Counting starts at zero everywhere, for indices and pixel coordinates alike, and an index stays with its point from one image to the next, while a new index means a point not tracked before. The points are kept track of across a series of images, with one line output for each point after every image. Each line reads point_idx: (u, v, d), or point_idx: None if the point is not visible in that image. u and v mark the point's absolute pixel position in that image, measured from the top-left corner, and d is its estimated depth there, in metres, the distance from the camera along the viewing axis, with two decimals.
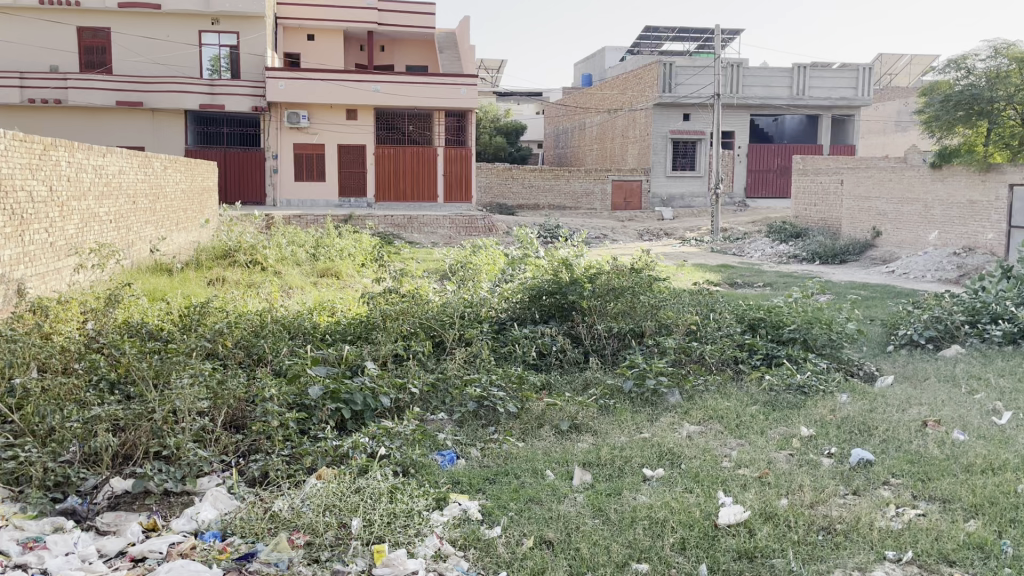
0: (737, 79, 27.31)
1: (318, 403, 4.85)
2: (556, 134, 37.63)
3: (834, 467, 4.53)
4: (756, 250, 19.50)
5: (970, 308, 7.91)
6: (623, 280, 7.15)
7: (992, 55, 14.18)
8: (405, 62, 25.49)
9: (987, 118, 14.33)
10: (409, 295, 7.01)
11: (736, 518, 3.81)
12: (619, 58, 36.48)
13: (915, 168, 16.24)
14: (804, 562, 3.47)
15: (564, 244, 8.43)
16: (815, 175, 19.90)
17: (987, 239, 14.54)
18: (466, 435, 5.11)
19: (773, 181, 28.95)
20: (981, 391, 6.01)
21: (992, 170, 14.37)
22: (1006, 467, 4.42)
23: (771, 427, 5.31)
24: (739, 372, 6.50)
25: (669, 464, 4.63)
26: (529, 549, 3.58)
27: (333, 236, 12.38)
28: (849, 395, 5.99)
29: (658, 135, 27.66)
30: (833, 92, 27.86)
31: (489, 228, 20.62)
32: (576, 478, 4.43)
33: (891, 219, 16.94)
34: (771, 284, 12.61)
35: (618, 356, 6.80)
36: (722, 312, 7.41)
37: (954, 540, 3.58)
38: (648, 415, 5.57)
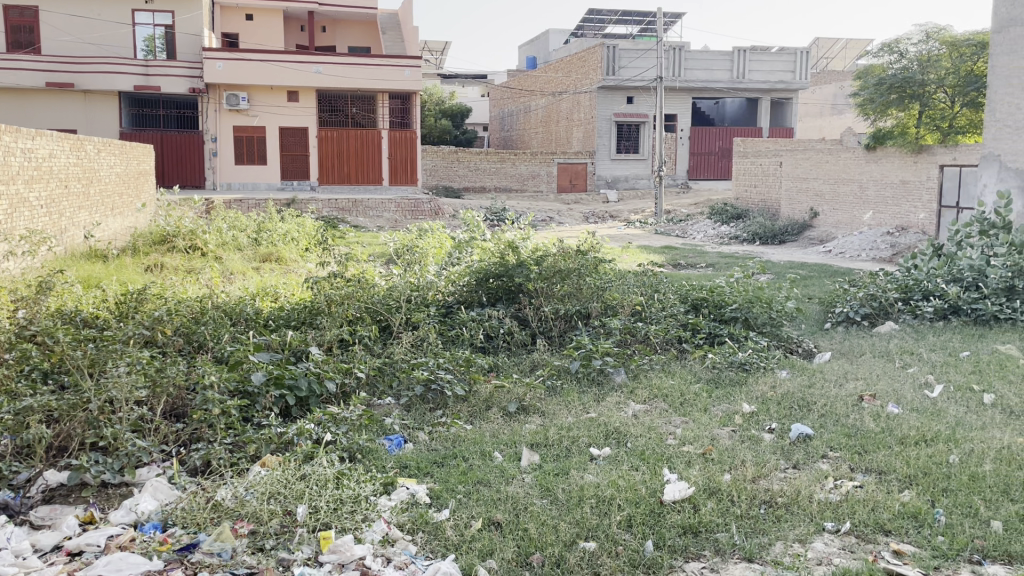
0: (679, 62, 27.70)
1: (261, 389, 4.78)
2: (502, 116, 37.52)
3: (775, 442, 4.65)
4: (698, 231, 19.81)
5: (902, 286, 8.17)
6: (569, 262, 7.20)
7: (923, 39, 15.47)
8: (347, 44, 25.13)
9: (918, 101, 15.48)
10: (354, 280, 6.89)
11: (681, 494, 3.89)
12: (563, 41, 36.47)
13: (850, 150, 16.59)
14: (747, 535, 3.56)
15: (510, 226, 8.37)
16: (755, 157, 20.24)
17: (919, 218, 14.88)
18: (414, 419, 5.12)
19: (714, 163, 29.33)
20: (914, 365, 6.24)
21: (923, 151, 14.65)
22: (937, 438, 4.59)
23: (714, 403, 5.42)
24: (683, 350, 6.63)
25: (616, 443, 4.70)
26: (477, 531, 3.59)
27: (276, 220, 12.17)
28: (788, 370, 6.17)
29: (602, 118, 27.94)
30: (772, 76, 28.39)
31: (435, 211, 20.55)
32: (524, 459, 4.46)
33: (828, 199, 17.35)
34: (713, 265, 12.81)
35: (564, 338, 6.86)
36: (666, 293, 7.51)
37: (890, 510, 3.71)
38: (595, 395, 5.64)
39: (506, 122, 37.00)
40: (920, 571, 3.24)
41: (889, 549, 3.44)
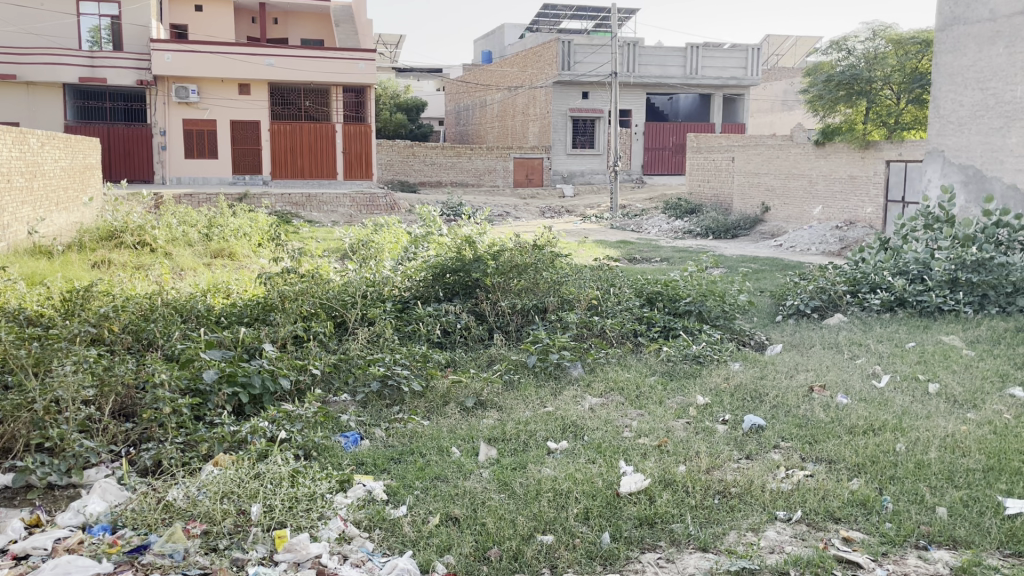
0: (634, 58, 27.77)
1: (214, 387, 4.70)
2: (457, 111, 37.38)
3: (728, 433, 4.73)
4: (653, 226, 19.99)
5: (851, 279, 8.34)
6: (526, 257, 7.20)
7: (870, 37, 15.88)
8: (300, 36, 24.78)
9: (865, 97, 15.89)
10: (308, 275, 6.80)
11: (637, 486, 3.93)
12: (518, 35, 36.46)
13: (800, 145, 16.88)
14: (702, 525, 3.61)
15: (466, 221, 8.34)
16: (709, 153, 20.48)
17: (867, 213, 15.20)
18: (370, 416, 5.09)
19: (669, 158, 29.62)
20: (862, 356, 6.39)
21: (870, 147, 14.92)
22: (885, 427, 4.71)
23: (669, 396, 5.49)
24: (639, 344, 6.70)
25: (573, 437, 4.72)
26: (435, 527, 3.58)
27: (228, 215, 11.96)
28: (741, 362, 6.27)
29: (558, 113, 28.07)
30: (724, 72, 28.78)
31: (390, 206, 20.42)
32: (481, 454, 4.46)
33: (779, 194, 17.65)
34: (668, 259, 12.93)
35: (522, 332, 6.87)
36: (622, 288, 7.58)
37: (840, 498, 3.79)
38: (552, 389, 5.66)
39: (462, 116, 36.87)
40: (869, 558, 3.32)
41: (838, 536, 3.51)
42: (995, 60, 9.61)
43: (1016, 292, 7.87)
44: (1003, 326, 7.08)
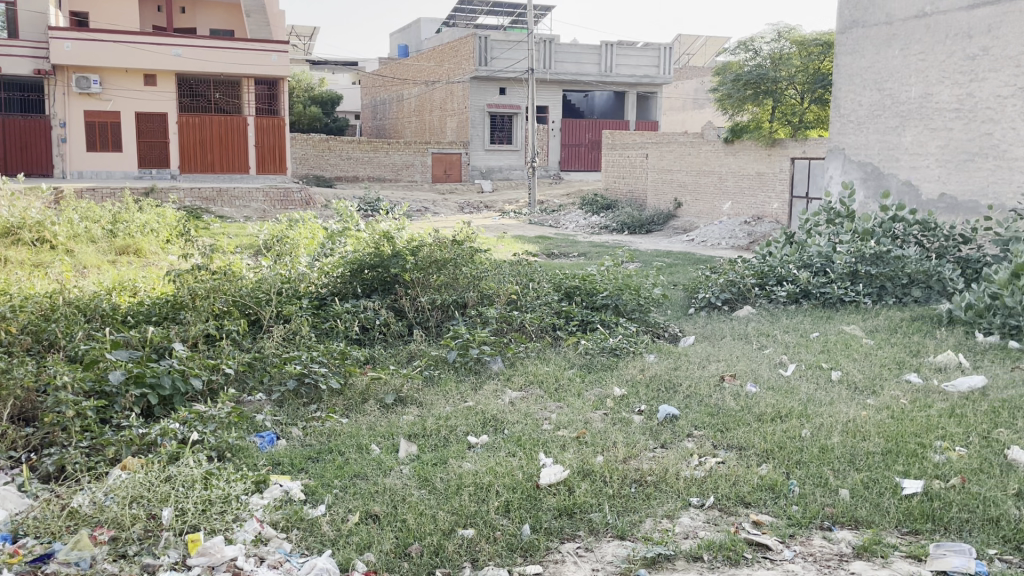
0: (550, 55, 28.10)
1: (121, 389, 4.53)
2: (373, 104, 36.94)
3: (644, 423, 4.85)
4: (571, 222, 20.26)
5: (759, 272, 8.65)
6: (445, 252, 7.18)
7: (775, 38, 16.56)
8: (209, 25, 24.07)
9: (771, 97, 16.49)
10: (220, 271, 6.63)
11: (556, 477, 4.00)
12: (435, 30, 36.31)
13: (710, 143, 17.32)
14: (619, 514, 3.70)
15: (385, 216, 8.23)
16: (623, 149, 20.83)
17: (773, 208, 15.74)
18: (287, 415, 5.01)
19: (585, 154, 30.01)
20: (769, 346, 6.65)
21: (776, 145, 15.43)
22: (791, 414, 4.92)
23: (587, 388, 5.59)
24: (557, 338, 6.79)
25: (493, 431, 4.76)
26: (354, 525, 3.56)
27: (134, 210, 11.52)
28: (655, 354, 6.44)
29: (476, 108, 28.07)
30: (638, 70, 29.37)
31: (305, 201, 20.06)
32: (401, 450, 4.45)
33: (690, 190, 18.12)
34: (585, 254, 13.12)
35: (441, 328, 6.88)
36: (540, 282, 7.65)
37: (749, 483, 3.94)
38: (472, 383, 5.69)
39: (378, 110, 36.45)
40: (777, 540, 3.46)
41: (749, 520, 3.65)
42: (891, 62, 10.08)
43: (911, 283, 8.33)
44: (899, 315, 7.48)
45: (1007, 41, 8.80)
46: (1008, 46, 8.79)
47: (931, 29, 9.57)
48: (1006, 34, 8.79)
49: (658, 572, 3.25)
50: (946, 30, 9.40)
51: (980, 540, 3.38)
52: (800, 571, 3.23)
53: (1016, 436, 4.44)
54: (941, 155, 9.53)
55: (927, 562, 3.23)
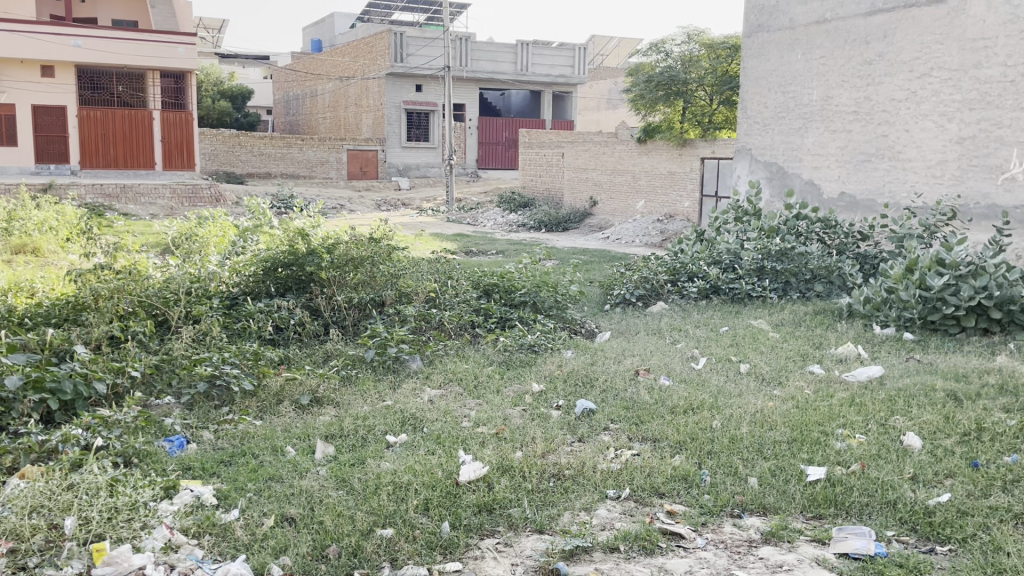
0: (466, 53, 28.14)
1: (18, 395, 4.32)
2: (286, 100, 36.15)
3: (562, 418, 4.92)
4: (489, 220, 20.34)
5: (671, 268, 8.87)
6: (362, 250, 7.08)
7: (685, 40, 16.99)
8: (111, 16, 23.11)
9: (682, 98, 16.93)
10: (124, 271, 6.40)
11: (475, 473, 4.01)
12: (349, 25, 35.82)
13: (624, 142, 17.63)
14: (538, 508, 3.75)
15: (299, 214, 8.05)
16: (539, 148, 21.01)
17: (684, 207, 16.17)
18: (197, 418, 4.87)
19: (502, 153, 30.11)
20: (682, 340, 6.83)
21: (687, 145, 15.84)
22: (702, 406, 5.07)
23: (506, 385, 5.63)
24: (476, 335, 6.81)
25: (412, 430, 4.74)
26: (269, 528, 3.50)
27: (30, 207, 10.97)
28: (573, 350, 6.54)
29: (392, 105, 27.83)
30: (553, 70, 29.72)
31: (216, 198, 19.51)
32: (318, 452, 4.39)
33: (605, 188, 18.43)
34: (503, 252, 13.18)
35: (358, 327, 6.81)
36: (459, 280, 7.65)
37: (663, 474, 4.05)
38: (390, 383, 5.65)
39: (290, 106, 35.69)
40: (690, 528, 3.57)
41: (663, 510, 3.75)
42: (794, 66, 10.48)
43: (813, 279, 8.69)
44: (803, 309, 7.79)
45: (900, 47, 9.23)
46: (901, 52, 9.22)
47: (831, 34, 9.98)
48: (900, 40, 9.23)
49: (576, 564, 3.30)
50: (845, 35, 9.82)
51: (879, 522, 3.56)
52: (712, 558, 3.34)
53: (910, 422, 4.69)
54: (841, 156, 9.97)
55: (830, 545, 3.39)
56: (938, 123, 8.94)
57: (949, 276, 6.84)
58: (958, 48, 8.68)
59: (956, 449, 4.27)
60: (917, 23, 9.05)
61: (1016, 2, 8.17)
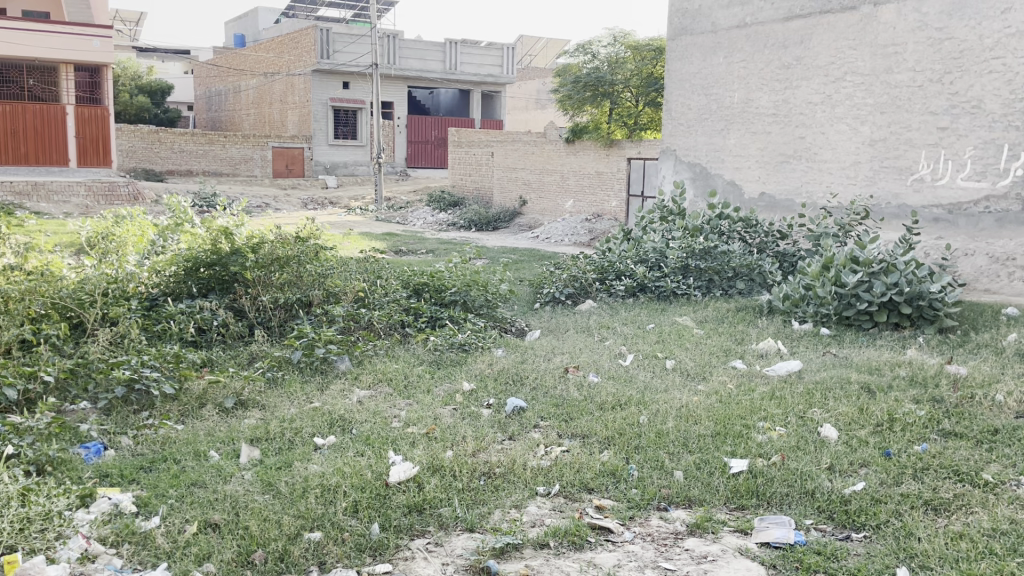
0: (394, 50, 27.99)
1: None
2: (208, 95, 35.21)
3: (492, 417, 4.94)
4: (418, 219, 20.24)
5: (600, 267, 8.99)
6: (288, 249, 6.94)
7: (612, 42, 17.51)
8: (21, 7, 22.01)
9: (609, 99, 17.21)
10: (36, 272, 6.16)
11: (406, 474, 3.99)
12: (273, 20, 35.14)
13: (553, 142, 17.77)
14: (468, 507, 3.75)
15: (222, 212, 7.84)
16: (469, 147, 21.00)
17: (612, 206, 16.37)
18: (115, 424, 4.72)
19: (431, 152, 29.97)
20: (609, 338, 6.94)
21: (614, 145, 16.05)
22: (629, 402, 5.16)
23: (436, 384, 5.61)
24: (406, 335, 6.77)
25: (340, 431, 4.69)
26: (192, 535, 3.41)
27: None
28: (503, 348, 6.57)
29: (318, 102, 27.44)
30: (482, 70, 29.79)
31: (134, 196, 18.86)
32: (243, 455, 4.30)
33: (535, 188, 18.53)
34: (433, 251, 13.13)
35: (284, 328, 6.71)
36: (388, 279, 7.59)
37: (592, 470, 4.10)
38: (318, 384, 5.57)
39: (213, 101, 34.79)
40: (618, 522, 3.64)
41: (592, 505, 3.80)
42: (716, 69, 10.75)
43: (736, 276, 8.93)
44: (726, 306, 8.00)
45: (816, 52, 9.56)
46: (817, 56, 9.54)
47: (751, 38, 10.28)
48: (815, 45, 9.55)
49: (506, 561, 3.32)
50: (764, 39, 10.12)
51: (798, 512, 3.68)
52: (639, 551, 3.40)
53: (827, 415, 4.87)
54: (761, 157, 10.28)
55: (752, 535, 3.50)
56: (852, 125, 9.28)
57: (863, 272, 7.12)
58: (870, 53, 9.02)
59: (870, 439, 4.45)
60: (831, 29, 9.38)
61: (924, 10, 8.54)
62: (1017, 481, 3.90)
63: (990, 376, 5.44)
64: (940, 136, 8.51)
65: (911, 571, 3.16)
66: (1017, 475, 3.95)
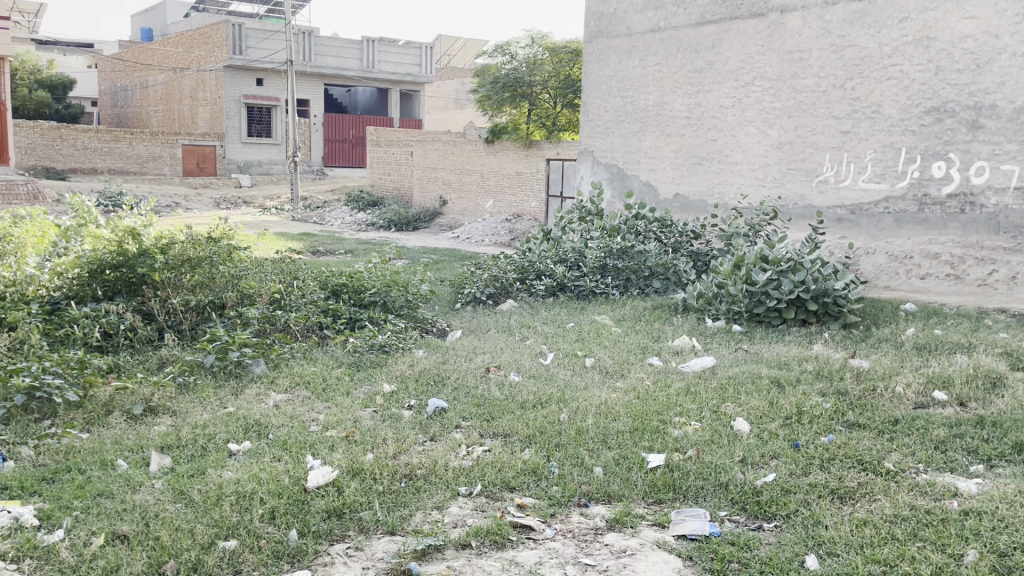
0: (309, 47, 27.51)
1: None
2: (113, 91, 33.85)
3: (414, 418, 4.90)
4: (336, 219, 19.98)
5: (520, 266, 9.03)
6: (200, 250, 6.73)
7: (529, 44, 17.47)
8: None
9: (527, 100, 17.37)
10: None
11: (324, 478, 3.94)
12: (183, 14, 34.07)
13: (472, 142, 17.76)
14: (389, 509, 3.72)
15: (128, 212, 7.56)
16: (388, 146, 20.82)
17: (532, 207, 16.48)
18: (14, 434, 4.50)
19: (349, 151, 29.58)
20: (530, 336, 7.00)
21: (533, 146, 16.15)
22: (549, 400, 5.21)
23: (356, 387, 5.55)
24: (324, 337, 6.66)
25: (256, 436, 4.58)
26: (99, 548, 3.28)
27: None
28: (424, 349, 6.54)
29: (231, 99, 26.74)
30: (400, 68, 29.53)
31: (34, 195, 18.00)
32: (153, 464, 4.15)
33: (455, 188, 18.49)
34: (352, 251, 12.96)
35: (196, 331, 6.52)
36: (306, 281, 7.44)
37: (514, 468, 4.13)
38: (232, 389, 5.42)
39: (118, 97, 33.47)
40: (540, 520, 3.67)
41: (513, 504, 3.83)
42: (632, 72, 10.96)
43: (652, 275, 9.13)
44: (642, 305, 8.16)
45: (727, 57, 9.84)
46: (728, 61, 9.83)
47: (665, 43, 10.51)
48: (726, 50, 9.84)
49: (428, 563, 3.31)
50: (677, 44, 10.36)
51: (713, 504, 3.79)
52: (560, 547, 3.44)
53: (740, 408, 5.03)
54: (675, 159, 10.54)
55: (670, 528, 3.59)
56: (761, 129, 9.59)
57: (772, 271, 7.36)
58: (777, 59, 9.35)
59: (780, 432, 4.61)
60: (741, 35, 9.68)
61: (827, 18, 8.89)
62: (916, 469, 4.11)
63: (889, 369, 5.71)
64: (843, 140, 8.88)
65: (819, 558, 3.29)
66: (916, 463, 4.17)
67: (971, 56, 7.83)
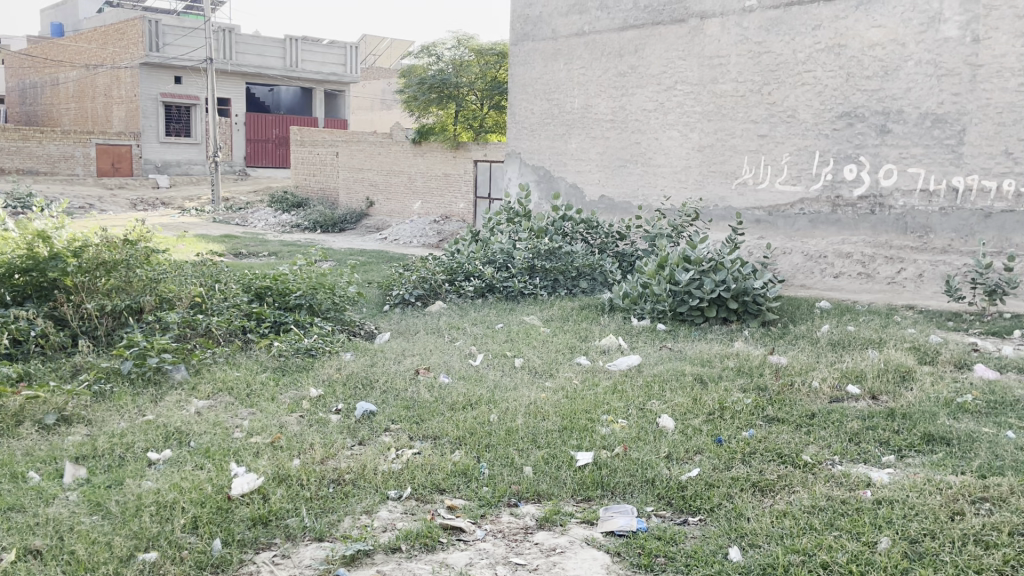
0: (230, 45, 26.89)
1: None
2: (21, 87, 32.38)
3: (341, 422, 4.85)
4: (259, 220, 19.61)
5: (449, 267, 8.96)
6: (116, 253, 6.50)
7: (455, 45, 17.48)
8: None
9: (454, 101, 17.25)
10: None
11: (249, 486, 3.86)
12: (95, 9, 32.85)
13: (399, 143, 17.65)
14: (317, 516, 3.67)
15: (37, 213, 7.25)
16: (313, 146, 20.50)
17: (460, 208, 16.49)
18: None
19: (273, 151, 29.01)
20: (459, 338, 7.00)
21: (461, 147, 16.16)
22: (478, 401, 5.22)
23: (282, 391, 5.44)
24: (248, 341, 6.52)
25: (177, 445, 4.46)
26: (9, 565, 3.14)
27: None
28: (352, 352, 6.47)
29: (147, 97, 25.90)
30: (324, 68, 29.12)
31: None
32: (67, 475, 3.99)
33: (382, 189, 18.35)
34: (276, 254, 12.72)
35: (113, 337, 6.31)
36: (228, 284, 7.26)
37: (444, 470, 4.12)
38: (152, 396, 5.26)
39: (26, 94, 32.04)
40: (470, 521, 3.68)
41: (443, 506, 3.82)
42: (557, 75, 11.10)
43: (579, 276, 9.25)
44: (569, 305, 8.25)
45: (650, 61, 10.04)
46: (650, 66, 10.03)
47: (589, 46, 10.67)
48: (648, 55, 10.04)
49: (357, 568, 3.28)
50: (601, 48, 10.53)
51: (640, 500, 3.86)
52: (490, 547, 3.46)
53: (665, 405, 5.13)
54: (601, 161, 10.69)
55: (598, 525, 3.64)
56: (682, 132, 9.81)
57: (695, 271, 7.51)
58: (698, 64, 9.59)
59: (703, 427, 4.74)
60: (663, 40, 9.89)
61: (745, 25, 9.16)
62: (832, 461, 4.28)
63: (806, 365, 5.92)
64: (761, 143, 9.16)
65: (741, 550, 3.39)
66: (831, 455, 4.33)
67: (879, 63, 8.18)
